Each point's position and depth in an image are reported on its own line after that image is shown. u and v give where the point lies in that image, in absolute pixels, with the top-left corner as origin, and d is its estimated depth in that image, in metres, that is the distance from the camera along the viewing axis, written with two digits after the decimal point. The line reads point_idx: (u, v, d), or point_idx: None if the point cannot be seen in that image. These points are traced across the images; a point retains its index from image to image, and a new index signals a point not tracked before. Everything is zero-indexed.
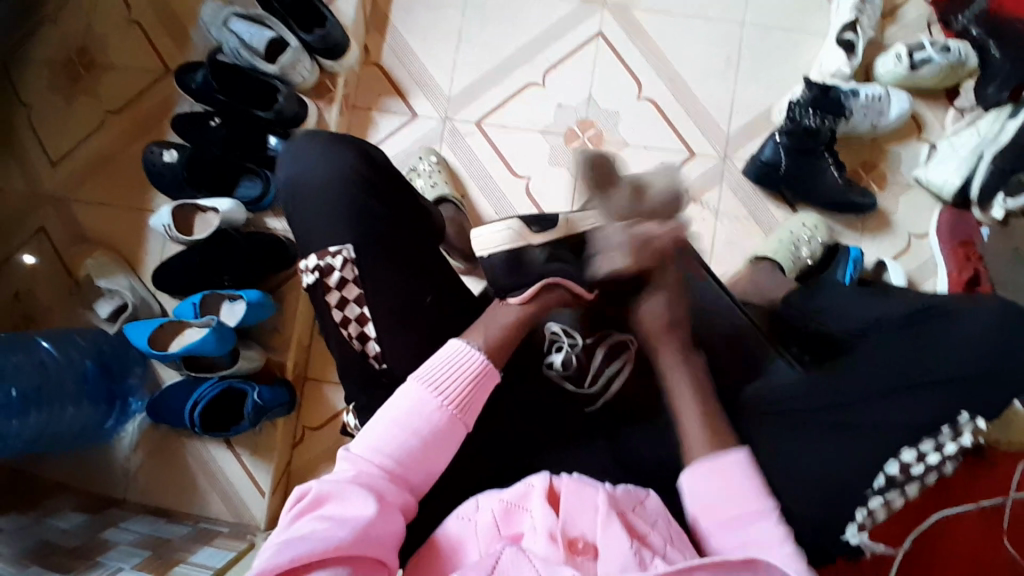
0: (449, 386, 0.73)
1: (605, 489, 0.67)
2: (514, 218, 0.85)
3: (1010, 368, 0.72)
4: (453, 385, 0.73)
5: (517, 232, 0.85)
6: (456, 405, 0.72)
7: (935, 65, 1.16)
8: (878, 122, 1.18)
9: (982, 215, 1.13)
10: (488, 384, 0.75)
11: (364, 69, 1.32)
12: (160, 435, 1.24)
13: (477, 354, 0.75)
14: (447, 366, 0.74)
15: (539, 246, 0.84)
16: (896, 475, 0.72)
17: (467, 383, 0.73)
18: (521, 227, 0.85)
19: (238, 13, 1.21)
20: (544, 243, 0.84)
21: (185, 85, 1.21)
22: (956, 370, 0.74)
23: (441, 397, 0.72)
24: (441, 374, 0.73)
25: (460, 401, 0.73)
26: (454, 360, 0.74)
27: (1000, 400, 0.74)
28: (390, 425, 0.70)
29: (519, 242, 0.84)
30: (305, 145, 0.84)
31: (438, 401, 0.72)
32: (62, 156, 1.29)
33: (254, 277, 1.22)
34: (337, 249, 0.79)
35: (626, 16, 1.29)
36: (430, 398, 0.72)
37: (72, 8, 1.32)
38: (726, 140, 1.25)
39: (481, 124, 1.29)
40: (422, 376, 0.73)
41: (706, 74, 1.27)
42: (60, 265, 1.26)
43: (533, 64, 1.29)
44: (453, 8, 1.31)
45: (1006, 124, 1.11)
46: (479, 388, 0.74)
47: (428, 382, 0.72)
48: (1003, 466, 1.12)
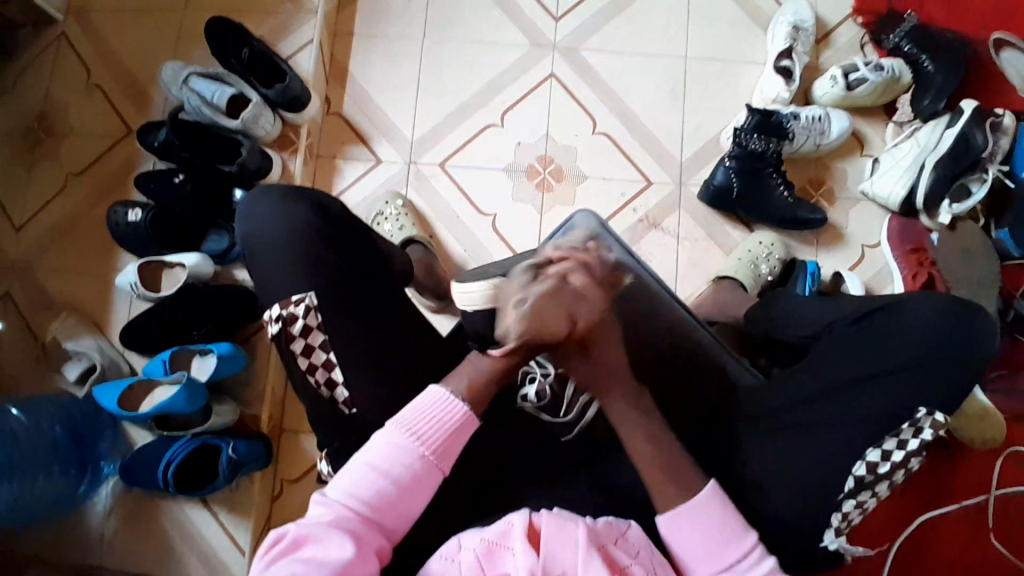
0: (426, 432, 0.72)
1: (585, 522, 0.67)
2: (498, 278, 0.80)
3: (954, 353, 0.78)
4: (431, 431, 0.73)
5: (496, 292, 0.80)
6: (434, 451, 0.72)
7: (869, 83, 1.23)
8: (820, 141, 1.25)
9: (930, 223, 1.21)
10: (467, 428, 0.75)
11: (327, 120, 1.35)
12: (132, 500, 1.20)
13: (459, 406, 0.75)
14: (426, 413, 0.73)
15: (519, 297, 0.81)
16: (864, 476, 0.75)
17: (445, 429, 0.73)
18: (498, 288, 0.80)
19: (198, 72, 1.23)
20: None
21: (149, 144, 1.23)
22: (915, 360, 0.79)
23: (420, 443, 0.72)
24: (419, 420, 0.73)
25: (439, 447, 0.72)
26: (432, 406, 0.74)
27: (952, 388, 0.78)
28: (367, 469, 0.70)
29: (499, 300, 0.80)
30: (263, 196, 0.85)
31: (417, 447, 0.71)
32: (25, 222, 1.29)
33: (225, 329, 1.21)
34: (299, 298, 0.79)
35: (577, 57, 1.35)
36: (409, 445, 0.71)
37: (31, 75, 1.34)
38: (681, 167, 1.30)
39: (445, 165, 1.32)
40: (399, 420, 0.73)
41: (656, 105, 1.33)
42: (26, 332, 1.24)
43: (491, 106, 1.34)
44: (411, 56, 1.36)
45: (944, 134, 1.18)
46: (458, 434, 0.74)
47: (405, 428, 0.72)
48: (980, 462, 1.15)
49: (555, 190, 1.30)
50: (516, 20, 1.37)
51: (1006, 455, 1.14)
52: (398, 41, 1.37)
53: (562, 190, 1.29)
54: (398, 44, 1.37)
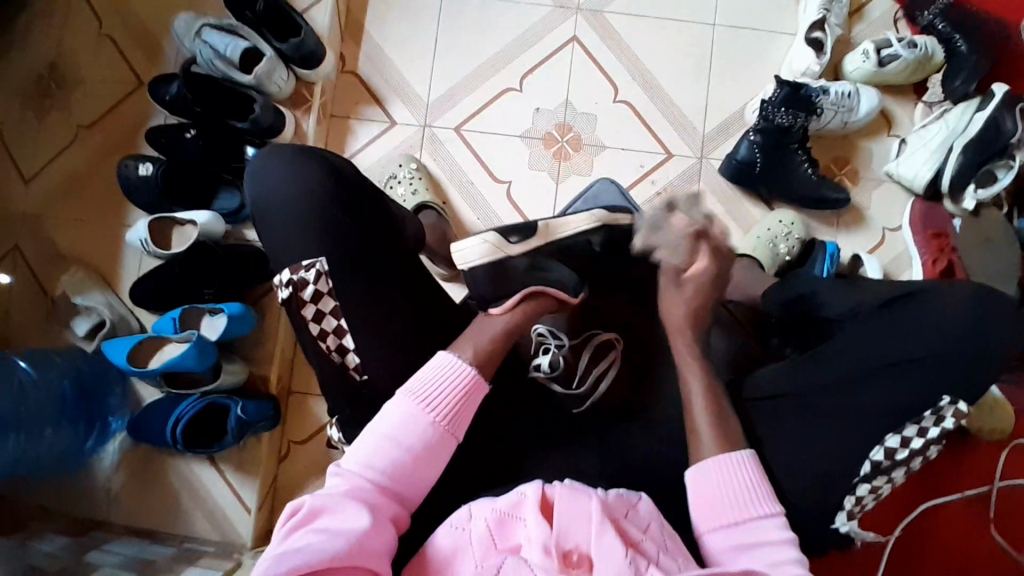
0: (437, 400, 0.72)
1: (598, 496, 0.67)
2: (490, 232, 0.89)
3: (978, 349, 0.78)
4: (442, 398, 0.72)
5: (492, 246, 0.88)
6: (446, 418, 0.72)
7: (902, 60, 1.19)
8: (849, 118, 1.21)
9: (953, 207, 1.19)
10: (478, 394, 0.75)
11: (341, 78, 1.32)
12: (141, 455, 1.21)
13: (465, 366, 0.75)
14: (437, 381, 0.73)
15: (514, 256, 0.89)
16: (881, 461, 0.77)
17: (456, 396, 0.73)
18: (499, 239, 0.89)
19: (211, 24, 1.20)
20: (521, 252, 0.90)
21: (160, 97, 1.19)
22: (930, 354, 0.79)
23: (432, 411, 0.71)
24: (429, 387, 0.73)
25: (449, 412, 0.72)
26: (442, 373, 0.74)
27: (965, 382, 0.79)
28: (381, 439, 0.70)
29: (497, 252, 0.88)
30: (275, 157, 0.82)
31: (429, 415, 0.71)
32: (35, 172, 1.26)
33: (235, 289, 1.20)
34: (310, 263, 0.79)
35: (601, 21, 1.30)
36: (421, 413, 0.71)
37: (39, 20, 1.30)
38: (702, 139, 1.27)
39: (460, 130, 1.29)
40: (410, 389, 0.73)
41: (680, 75, 1.29)
42: (36, 285, 1.23)
43: (510, 70, 1.30)
44: (429, 14, 1.32)
45: (975, 116, 1.14)
46: (468, 402, 0.74)
47: (417, 396, 0.72)
48: (984, 456, 1.14)
49: (572, 159, 1.27)
50: None
51: (1012, 447, 1.14)
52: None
53: (580, 159, 1.27)
54: (416, 1, 1.32)
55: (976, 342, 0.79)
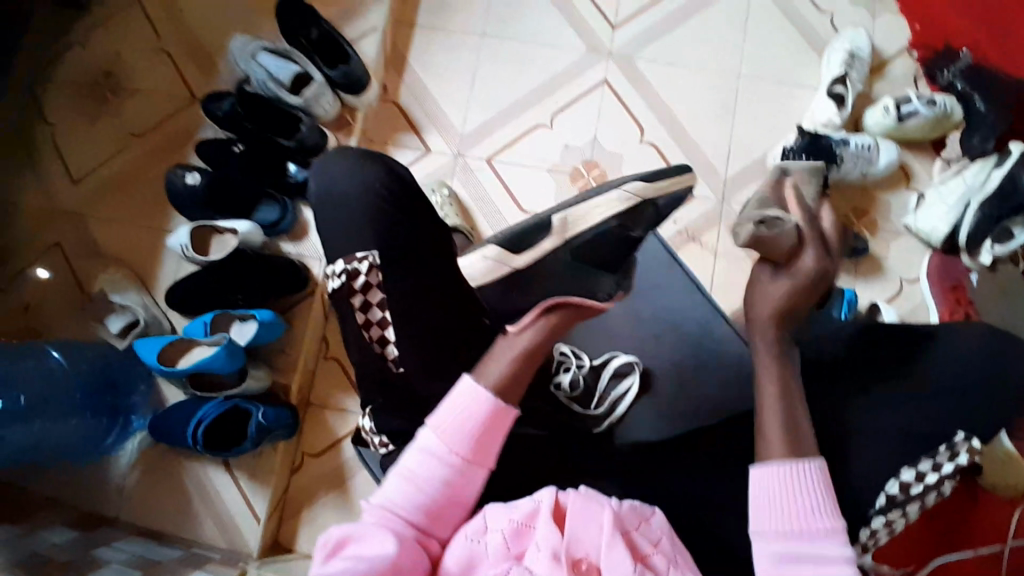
0: (461, 430, 0.72)
1: (611, 507, 0.67)
2: (492, 246, 0.92)
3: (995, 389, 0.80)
4: (465, 428, 0.72)
5: (493, 262, 0.91)
6: (471, 448, 0.72)
7: (921, 117, 1.23)
8: (868, 169, 1.25)
9: (970, 262, 1.19)
10: (504, 421, 0.74)
11: (381, 106, 1.39)
12: (159, 455, 1.24)
13: (487, 395, 0.73)
14: (458, 410, 0.73)
15: (522, 267, 0.90)
16: (895, 495, 0.79)
17: (479, 425, 0.73)
18: (502, 251, 0.91)
19: (267, 48, 1.28)
20: (527, 264, 0.90)
21: (210, 111, 1.27)
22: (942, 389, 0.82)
23: (456, 441, 0.72)
24: (453, 418, 0.73)
25: (474, 443, 0.72)
26: (464, 403, 0.73)
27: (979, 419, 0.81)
28: (408, 472, 0.71)
29: (499, 265, 0.91)
30: (338, 156, 0.89)
31: (453, 446, 0.72)
32: (83, 175, 1.34)
33: (266, 297, 1.24)
34: (363, 255, 0.84)
35: (631, 67, 1.37)
36: (445, 445, 0.72)
37: (105, 38, 1.39)
38: (724, 183, 1.31)
39: (491, 160, 1.35)
40: (435, 421, 0.73)
41: (704, 120, 1.34)
42: (74, 281, 1.29)
43: (543, 107, 1.36)
44: (468, 52, 1.39)
45: (993, 172, 1.18)
46: (492, 430, 0.73)
47: (442, 428, 0.72)
48: (997, 514, 1.13)
49: None
50: (575, 25, 1.39)
51: None
52: (456, 36, 1.40)
53: None
54: (457, 39, 1.40)
55: (991, 382, 0.81)
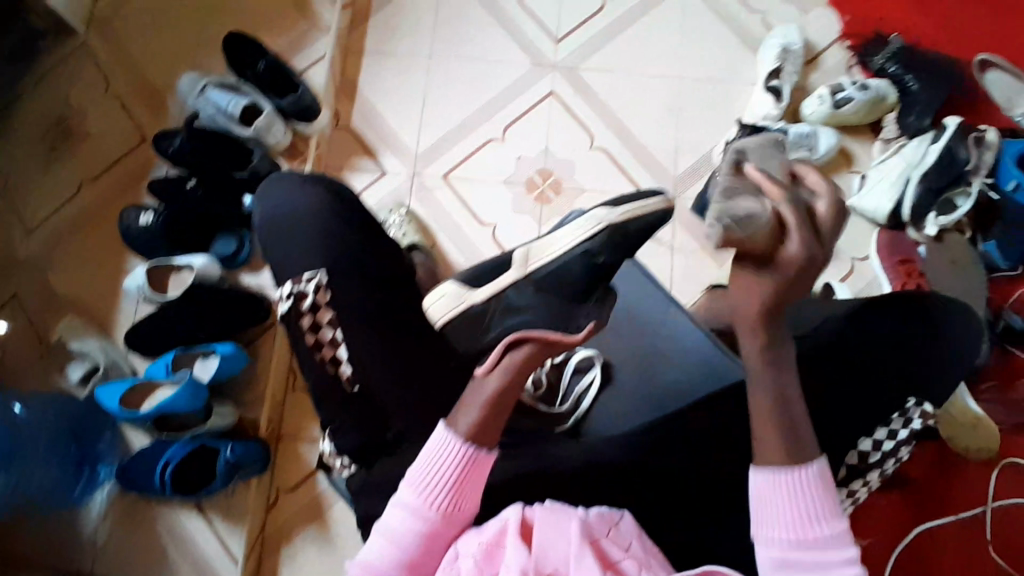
0: (442, 477, 0.67)
1: (577, 516, 0.64)
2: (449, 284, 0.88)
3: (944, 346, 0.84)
4: (446, 475, 0.67)
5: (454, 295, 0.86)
6: (456, 491, 0.67)
7: (855, 103, 1.29)
8: (809, 157, 1.30)
9: (916, 234, 1.26)
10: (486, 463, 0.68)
11: (334, 133, 1.40)
12: (129, 502, 1.19)
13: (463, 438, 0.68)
14: (436, 454, 0.68)
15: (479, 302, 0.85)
16: (857, 464, 0.82)
17: (464, 466, 0.67)
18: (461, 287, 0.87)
19: (214, 83, 1.30)
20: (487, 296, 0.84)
21: (162, 150, 1.27)
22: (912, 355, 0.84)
23: (438, 487, 0.67)
24: (433, 466, 0.68)
25: (459, 486, 0.67)
26: (442, 445, 0.68)
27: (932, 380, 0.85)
28: (394, 523, 0.67)
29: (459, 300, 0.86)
30: (281, 182, 0.94)
31: (436, 492, 0.67)
32: (37, 223, 1.32)
33: (228, 331, 1.22)
34: (310, 275, 0.86)
35: (576, 77, 1.41)
36: (427, 492, 0.67)
37: (51, 84, 1.39)
38: (675, 180, 1.35)
39: (447, 177, 1.36)
40: (415, 467, 0.69)
41: (651, 122, 1.38)
42: (32, 331, 1.26)
43: (493, 122, 1.39)
44: (417, 73, 1.42)
45: (929, 148, 1.23)
46: (470, 480, 0.68)
47: (422, 475, 0.68)
48: (975, 474, 1.16)
49: (553, 202, 1.34)
50: (518, 41, 1.43)
51: (1002, 467, 1.16)
52: (405, 59, 1.43)
53: (561, 202, 1.34)
54: (405, 61, 1.43)
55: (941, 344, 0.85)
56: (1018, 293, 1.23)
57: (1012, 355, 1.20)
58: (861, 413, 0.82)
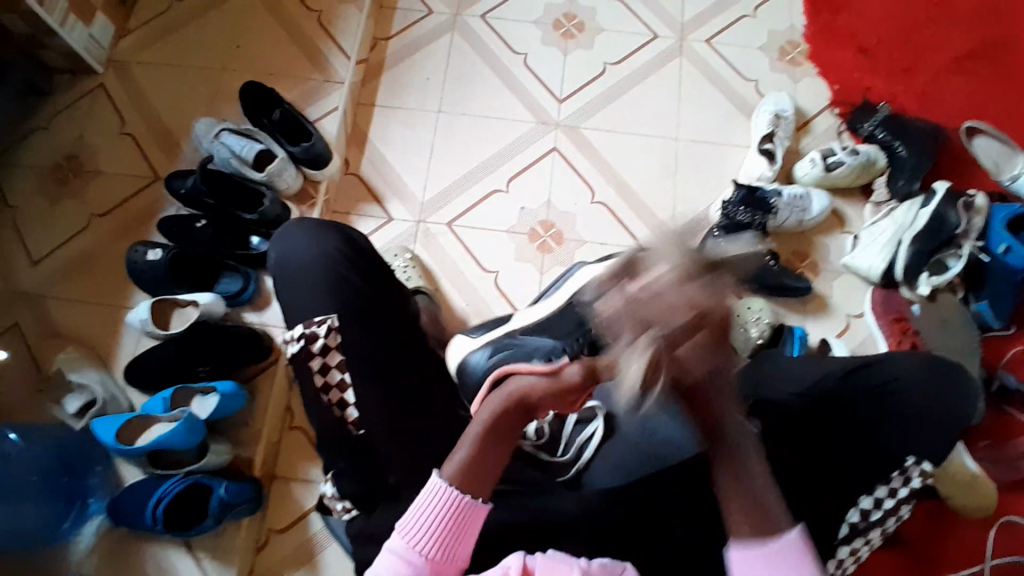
0: (430, 534, 0.68)
1: (579, 566, 0.69)
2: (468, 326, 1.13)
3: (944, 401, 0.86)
4: (433, 532, 0.68)
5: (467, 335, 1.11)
6: (444, 549, 0.68)
7: (847, 166, 1.35)
8: (803, 217, 1.34)
9: (910, 293, 1.29)
10: (477, 518, 0.70)
11: (344, 179, 1.44)
12: (113, 541, 1.17)
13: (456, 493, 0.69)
14: (425, 511, 0.69)
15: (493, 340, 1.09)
16: (857, 522, 0.83)
17: (453, 522, 0.69)
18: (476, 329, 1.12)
19: (230, 128, 1.35)
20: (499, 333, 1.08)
21: (175, 190, 1.31)
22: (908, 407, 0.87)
23: (426, 544, 0.68)
24: (422, 523, 0.69)
25: (446, 544, 0.68)
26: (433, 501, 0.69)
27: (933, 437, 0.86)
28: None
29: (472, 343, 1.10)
30: (296, 228, 0.96)
31: (424, 550, 0.68)
32: (43, 255, 1.33)
33: (228, 369, 1.23)
34: (322, 319, 0.87)
35: (578, 134, 1.47)
36: (415, 549, 0.68)
37: (66, 121, 1.43)
38: (673, 235, 1.39)
39: (451, 225, 1.40)
40: (402, 524, 0.69)
41: (649, 178, 1.43)
42: (29, 362, 1.25)
43: (497, 174, 1.44)
44: (426, 124, 1.48)
45: (920, 212, 1.28)
46: (461, 531, 0.69)
47: (410, 532, 0.69)
48: (970, 534, 1.16)
49: (554, 251, 1.37)
50: (523, 99, 1.49)
51: (1000, 525, 1.16)
52: (415, 111, 1.49)
53: (562, 252, 1.37)
54: (414, 113, 1.49)
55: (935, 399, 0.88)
56: (1011, 351, 1.27)
57: (1004, 413, 1.22)
58: (855, 462, 0.84)
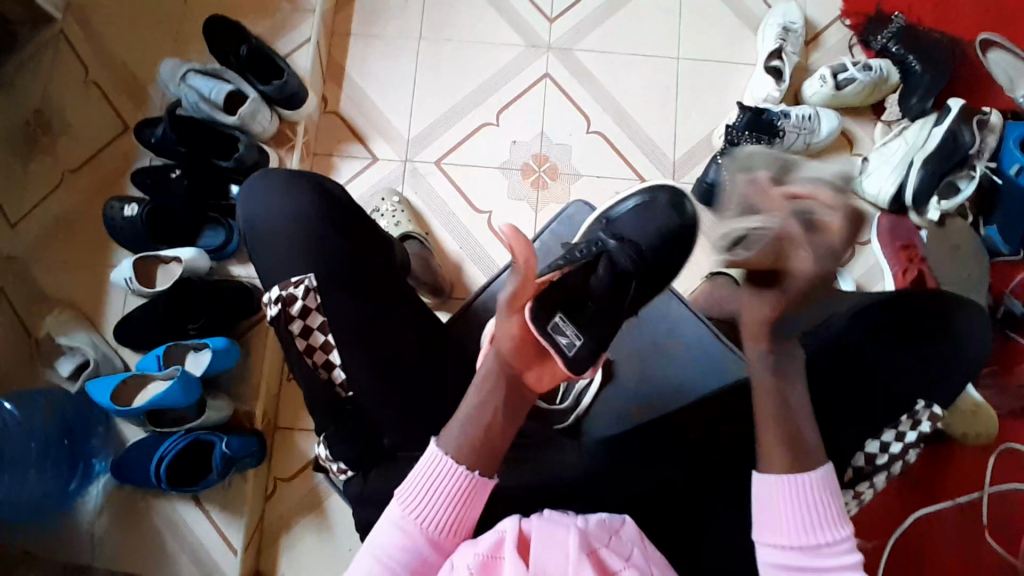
0: (427, 508, 0.66)
1: (577, 528, 0.60)
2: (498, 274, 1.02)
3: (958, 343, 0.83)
4: (432, 506, 0.66)
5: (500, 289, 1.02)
6: (442, 524, 0.65)
7: (858, 83, 1.26)
8: (811, 139, 1.27)
9: (919, 219, 1.23)
10: (481, 493, 0.67)
11: (322, 118, 1.36)
12: (126, 496, 1.19)
13: (455, 470, 0.66)
14: (425, 483, 0.66)
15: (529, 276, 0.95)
16: (862, 466, 0.80)
17: (451, 497, 0.66)
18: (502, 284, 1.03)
19: (196, 69, 1.25)
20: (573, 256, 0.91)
21: (144, 138, 1.24)
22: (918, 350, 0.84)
23: (420, 519, 0.65)
24: (421, 498, 0.66)
25: (445, 520, 0.66)
26: (433, 474, 0.67)
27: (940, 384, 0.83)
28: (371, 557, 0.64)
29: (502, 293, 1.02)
30: (265, 182, 0.91)
31: (418, 525, 0.65)
32: (21, 217, 1.28)
33: (219, 324, 1.20)
34: (298, 280, 0.84)
35: (571, 58, 1.37)
36: (409, 523, 0.65)
37: (27, 72, 1.34)
38: (673, 165, 1.32)
39: (440, 163, 1.33)
40: (399, 496, 0.67)
41: (647, 105, 1.34)
42: (19, 327, 1.23)
43: (486, 106, 1.35)
44: (407, 55, 1.38)
45: (933, 131, 1.20)
46: (467, 505, 0.67)
47: (406, 505, 0.66)
48: (972, 459, 1.16)
49: (549, 187, 1.31)
50: (511, 22, 1.38)
51: (1000, 452, 1.15)
52: (396, 41, 1.38)
53: (557, 188, 1.31)
54: (394, 43, 1.38)
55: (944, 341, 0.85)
56: (1020, 276, 1.22)
57: (1011, 339, 1.19)
58: (862, 411, 0.81)
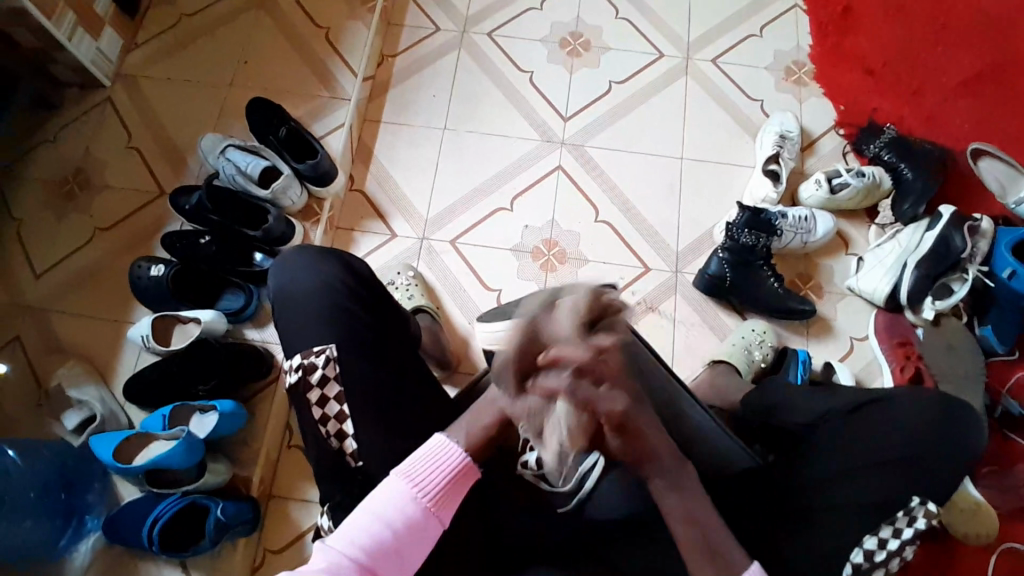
0: (426, 479, 0.74)
1: None
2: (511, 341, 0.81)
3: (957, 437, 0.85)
4: (430, 478, 0.74)
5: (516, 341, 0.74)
6: (431, 499, 0.73)
7: (852, 188, 1.34)
8: (808, 238, 1.34)
9: (914, 317, 1.29)
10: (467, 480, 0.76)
11: (348, 195, 1.44)
12: (112, 555, 1.16)
13: (457, 451, 0.76)
14: (430, 460, 0.75)
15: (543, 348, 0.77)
16: (861, 563, 0.79)
17: (444, 478, 0.74)
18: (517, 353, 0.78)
19: (236, 145, 1.35)
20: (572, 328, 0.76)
21: (180, 207, 1.30)
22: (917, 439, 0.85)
23: (417, 489, 0.72)
24: (422, 471, 0.74)
25: (435, 496, 0.73)
26: (436, 455, 0.76)
27: (941, 475, 0.84)
28: (370, 517, 0.69)
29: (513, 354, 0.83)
30: (300, 256, 0.95)
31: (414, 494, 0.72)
32: (47, 268, 1.33)
33: (228, 386, 1.22)
34: (321, 349, 0.87)
35: (583, 153, 1.47)
36: (406, 493, 0.72)
37: (75, 134, 1.43)
38: (677, 255, 1.38)
39: (455, 243, 1.40)
40: (403, 468, 0.74)
41: (653, 198, 1.43)
42: (30, 375, 1.25)
43: (501, 192, 1.43)
44: (431, 146, 1.47)
45: (925, 235, 1.27)
46: (453, 488, 0.75)
47: (408, 475, 0.73)
48: (974, 560, 1.14)
49: (558, 270, 1.37)
50: (529, 118, 1.49)
51: (1001, 552, 1.13)
52: (422, 129, 1.49)
53: (565, 271, 1.37)
54: (421, 133, 1.48)
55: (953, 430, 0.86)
56: (1015, 377, 1.25)
57: (1005, 437, 1.21)
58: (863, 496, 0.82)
